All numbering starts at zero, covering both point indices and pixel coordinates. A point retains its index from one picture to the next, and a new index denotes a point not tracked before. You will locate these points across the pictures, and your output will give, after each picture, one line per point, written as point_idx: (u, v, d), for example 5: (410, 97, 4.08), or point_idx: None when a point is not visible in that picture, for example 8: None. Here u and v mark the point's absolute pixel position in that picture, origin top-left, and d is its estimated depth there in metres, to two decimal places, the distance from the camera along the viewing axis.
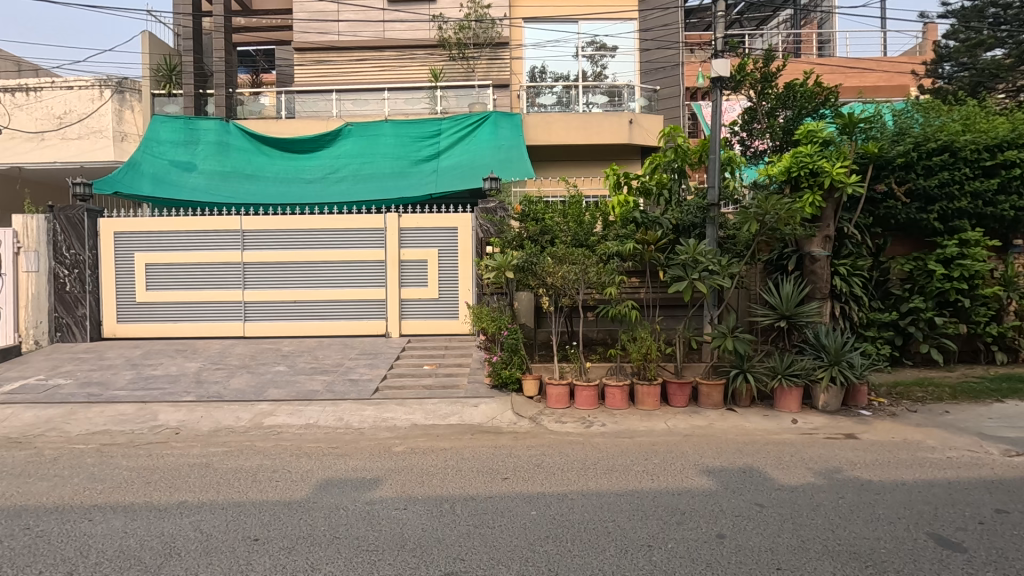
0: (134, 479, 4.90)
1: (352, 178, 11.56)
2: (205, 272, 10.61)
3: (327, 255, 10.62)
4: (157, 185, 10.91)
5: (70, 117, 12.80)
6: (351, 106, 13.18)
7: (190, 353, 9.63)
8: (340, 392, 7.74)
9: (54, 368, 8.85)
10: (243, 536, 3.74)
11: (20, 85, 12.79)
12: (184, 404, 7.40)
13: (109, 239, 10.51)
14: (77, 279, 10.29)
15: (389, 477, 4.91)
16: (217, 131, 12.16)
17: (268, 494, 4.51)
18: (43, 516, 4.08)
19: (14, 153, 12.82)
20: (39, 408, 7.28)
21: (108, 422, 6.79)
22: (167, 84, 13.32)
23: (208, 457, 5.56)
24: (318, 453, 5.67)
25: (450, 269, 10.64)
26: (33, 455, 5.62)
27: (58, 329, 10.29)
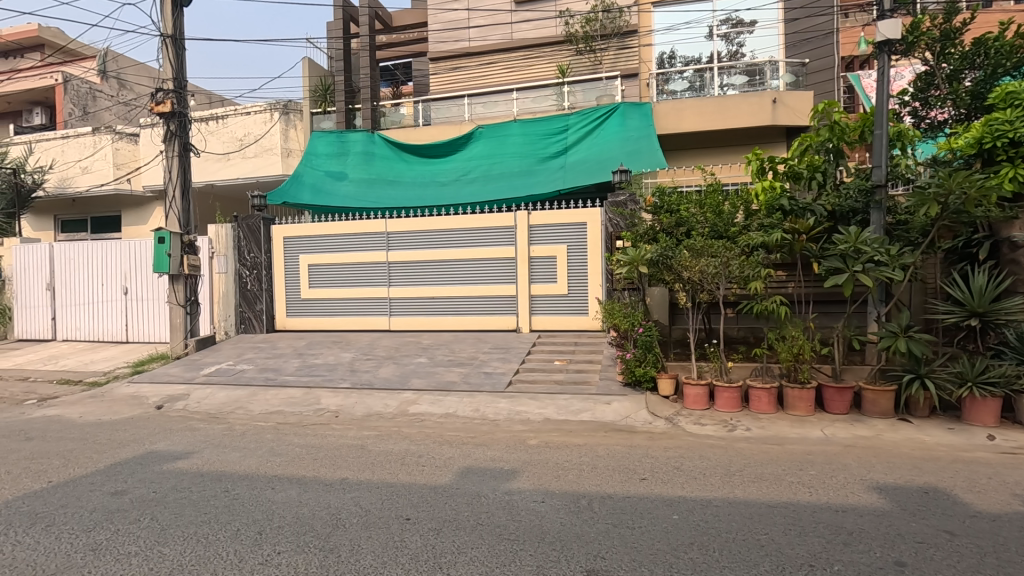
0: (304, 455, 5.55)
1: (482, 178, 11.97)
2: (357, 271, 11.69)
3: (461, 253, 11.15)
4: (316, 194, 12.22)
5: (249, 139, 14.80)
6: (482, 110, 13.64)
7: (344, 345, 10.65)
8: (476, 384, 8.08)
9: (239, 355, 10.33)
10: (397, 515, 4.05)
11: (212, 115, 15.10)
12: (341, 389, 8.24)
13: (280, 243, 12.03)
14: (255, 278, 11.85)
15: (526, 470, 5.01)
16: (364, 142, 13.31)
17: (416, 478, 4.84)
18: (236, 481, 4.78)
19: (208, 172, 15.13)
20: (229, 388, 8.56)
21: (282, 403, 7.77)
22: (323, 102, 14.90)
23: (362, 439, 6.11)
24: (458, 441, 5.96)
25: (579, 264, 10.61)
26: (227, 429, 6.62)
27: (242, 321, 11.93)
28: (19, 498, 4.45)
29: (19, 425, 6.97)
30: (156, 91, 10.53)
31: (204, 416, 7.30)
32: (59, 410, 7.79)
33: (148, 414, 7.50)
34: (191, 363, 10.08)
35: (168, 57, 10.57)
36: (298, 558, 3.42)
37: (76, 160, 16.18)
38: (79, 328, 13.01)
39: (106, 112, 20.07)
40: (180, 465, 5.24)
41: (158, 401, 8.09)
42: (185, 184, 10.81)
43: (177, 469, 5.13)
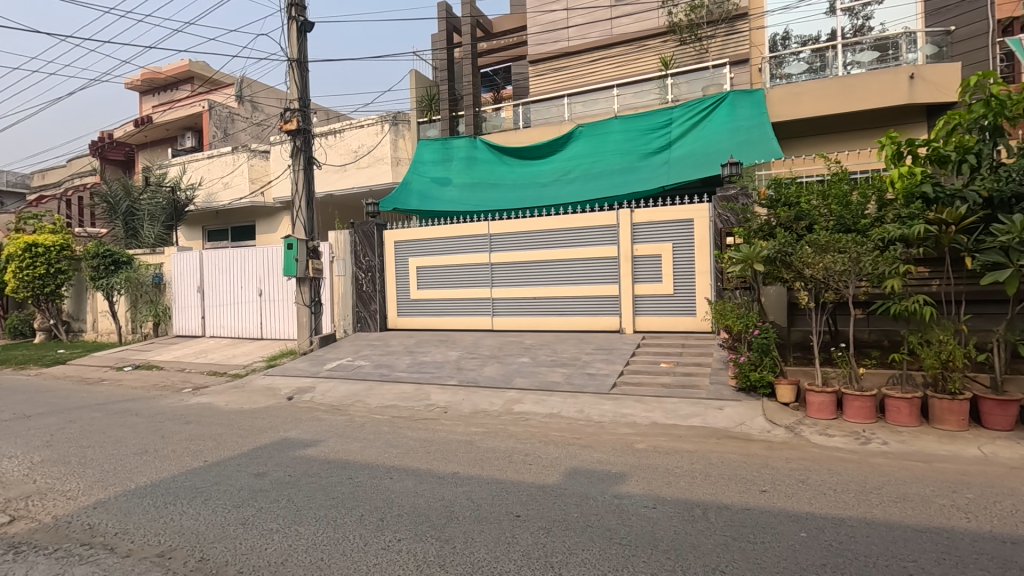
0: (418, 448, 5.83)
1: (583, 178, 11.88)
2: (462, 273, 12.11)
3: (562, 254, 11.16)
4: (423, 200, 12.81)
5: (362, 150, 15.87)
6: (582, 108, 13.57)
7: (451, 343, 11.07)
8: (579, 385, 8.03)
9: (356, 352, 11.10)
10: (507, 511, 4.12)
11: (330, 130, 16.37)
12: (450, 387, 8.57)
13: (392, 247, 12.77)
14: (370, 280, 12.68)
15: (635, 474, 4.89)
16: (467, 147, 13.72)
17: (524, 476, 4.90)
18: (359, 469, 5.13)
19: (327, 183, 16.45)
20: (349, 383, 9.22)
21: (396, 397, 8.24)
22: (428, 111, 15.58)
23: (471, 435, 6.31)
24: (563, 441, 5.96)
25: (685, 263, 10.22)
26: (348, 420, 7.13)
27: (359, 320, 12.77)
28: (183, 474, 5.10)
29: (179, 410, 8.00)
30: (285, 111, 11.60)
31: (328, 408, 7.93)
32: (210, 398, 8.84)
33: (281, 404, 8.28)
34: (315, 358, 10.99)
35: (295, 79, 11.61)
36: (417, 546, 3.59)
37: (220, 177, 18.28)
38: (224, 326, 14.66)
39: (242, 133, 22.53)
40: (310, 452, 5.73)
41: (288, 392, 8.91)
42: (309, 195, 11.81)
43: (307, 456, 5.61)
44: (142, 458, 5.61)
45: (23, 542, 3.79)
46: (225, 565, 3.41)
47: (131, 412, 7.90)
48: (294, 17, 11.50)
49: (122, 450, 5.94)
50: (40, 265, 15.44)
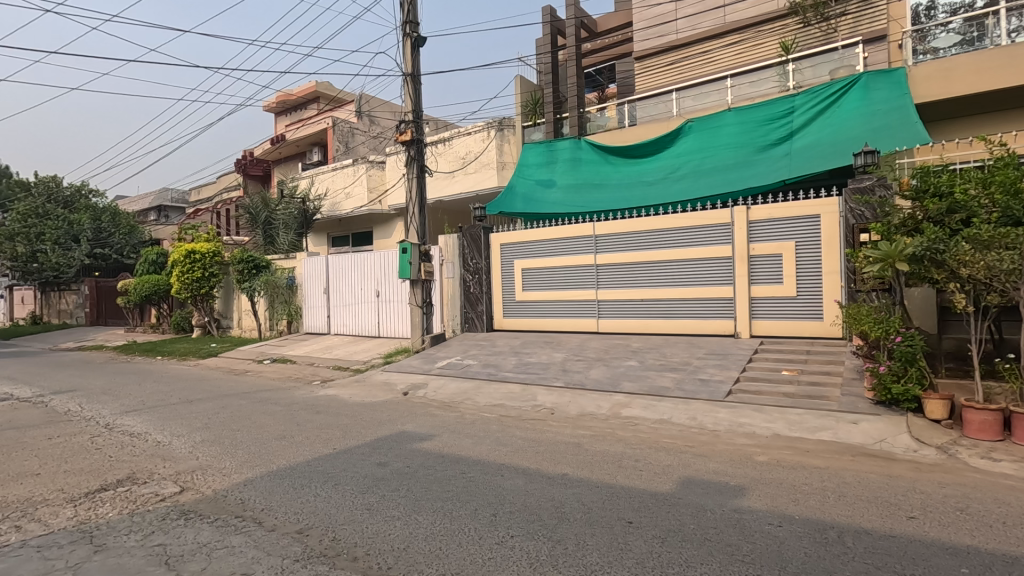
0: (527, 447, 5.91)
1: (692, 175, 11.35)
2: (567, 275, 12.10)
3: (671, 254, 10.77)
4: (528, 203, 13.04)
5: (470, 156, 16.43)
6: (691, 103, 12.99)
7: (556, 345, 11.10)
8: (691, 391, 7.69)
9: (465, 351, 11.50)
10: (619, 517, 4.04)
11: (440, 139, 17.13)
12: (556, 388, 8.59)
13: (498, 249, 13.08)
14: (477, 282, 13.09)
15: (757, 488, 4.57)
16: (571, 149, 13.67)
17: (636, 482, 4.78)
18: (471, 465, 5.31)
19: (438, 189, 17.24)
20: (459, 381, 9.57)
21: (504, 397, 8.42)
22: (533, 115, 15.73)
23: (578, 437, 6.28)
24: (676, 449, 5.73)
25: (810, 263, 9.44)
26: (459, 417, 7.40)
27: (467, 321, 13.20)
28: (315, 459, 5.59)
29: (311, 400, 8.78)
30: (400, 123, 12.33)
31: (440, 404, 8.29)
32: (336, 391, 9.62)
33: (397, 399, 8.80)
34: (427, 356, 11.55)
35: (409, 91, 12.29)
36: (530, 544, 3.63)
37: (343, 188, 19.83)
38: (346, 324, 15.87)
39: (362, 146, 24.31)
40: (425, 445, 6.03)
41: (404, 388, 9.45)
42: (421, 201, 12.42)
43: (423, 449, 5.91)
44: (282, 443, 6.22)
45: (190, 510, 4.36)
46: (354, 546, 3.68)
47: (271, 400, 8.81)
48: (409, 33, 12.18)
49: (265, 434, 6.64)
50: (197, 269, 17.78)
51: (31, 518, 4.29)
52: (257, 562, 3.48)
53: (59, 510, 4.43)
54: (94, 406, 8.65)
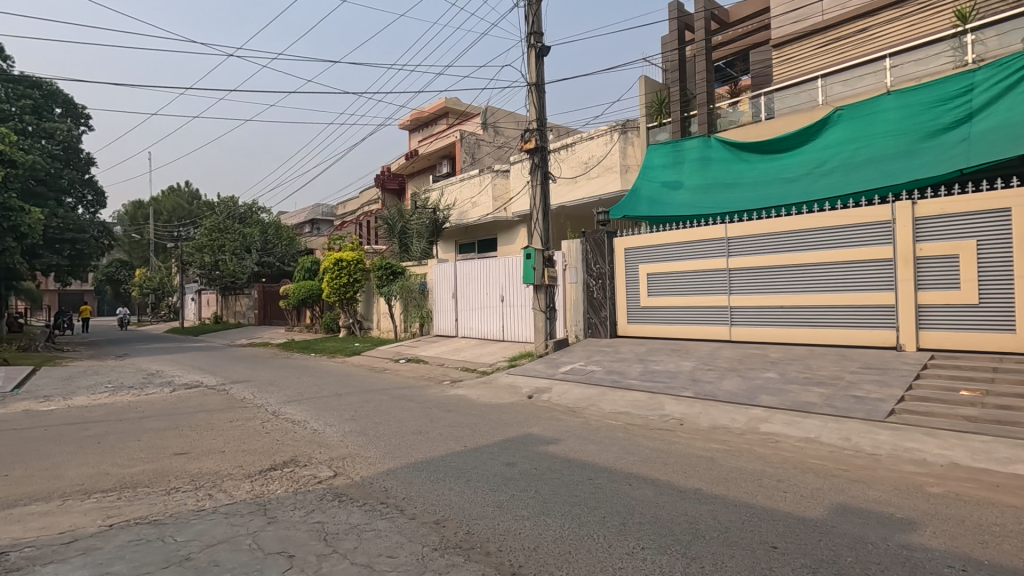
0: (656, 458, 5.71)
1: (842, 169, 10.24)
2: (697, 279, 11.57)
3: (818, 256, 9.89)
4: (653, 206, 12.66)
5: (593, 161, 16.38)
6: (842, 88, 11.75)
7: (684, 353, 10.63)
8: (844, 408, 6.90)
9: (588, 357, 11.44)
10: (762, 540, 3.75)
11: (563, 145, 17.29)
12: (685, 398, 8.21)
13: (622, 254, 12.85)
14: (601, 287, 12.89)
15: (931, 523, 3.98)
16: (700, 147, 12.99)
17: (779, 504, 4.41)
18: (598, 471, 5.26)
19: (561, 195, 17.40)
20: (583, 386, 9.54)
21: (629, 405, 8.23)
22: (658, 116, 15.23)
23: (711, 451, 5.94)
24: (826, 471, 5.19)
25: (997, 265, 8.13)
26: (584, 422, 7.37)
27: (589, 326, 13.09)
28: (448, 455, 5.90)
29: (442, 399, 9.30)
30: (525, 132, 12.63)
31: (564, 409, 8.33)
32: (465, 391, 10.09)
33: (523, 401, 9.00)
34: (551, 361, 11.66)
35: (533, 101, 12.54)
36: (662, 558, 3.50)
37: (470, 197, 20.80)
38: (472, 328, 16.56)
39: (487, 156, 25.32)
40: (551, 449, 6.09)
41: (528, 391, 9.63)
42: (545, 208, 12.61)
43: (549, 452, 5.97)
44: (418, 437, 6.66)
45: (342, 494, 4.82)
46: (487, 542, 3.82)
47: (407, 397, 9.47)
48: (534, 44, 12.47)
49: (403, 429, 7.15)
50: (344, 275, 19.72)
51: (220, 489, 5.03)
52: (401, 547, 3.75)
53: (240, 484, 5.14)
54: (264, 395, 9.93)
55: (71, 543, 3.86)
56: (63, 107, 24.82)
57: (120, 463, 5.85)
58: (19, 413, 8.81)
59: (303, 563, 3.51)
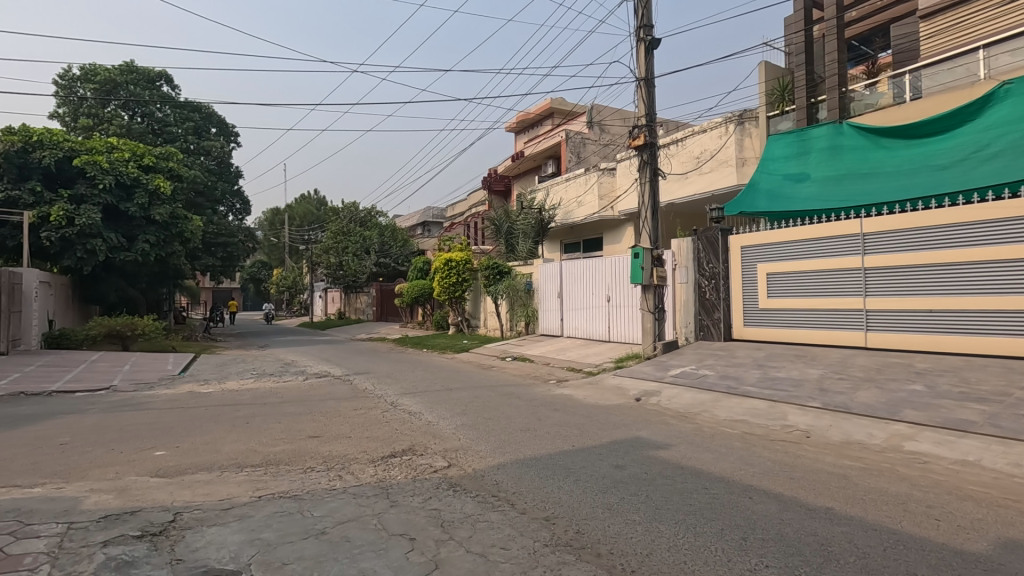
0: (779, 471, 5.32)
1: (1010, 151, 8.85)
2: (825, 280, 10.60)
3: (977, 254, 8.67)
4: (773, 201, 11.81)
5: (705, 155, 15.61)
6: (1010, 59, 10.19)
7: (810, 360, 9.79)
8: (1012, 430, 5.96)
9: (700, 360, 10.91)
10: (908, 571, 3.35)
11: (673, 140, 16.69)
12: (812, 409, 7.56)
13: (738, 252, 12.09)
14: (714, 288, 12.23)
15: None
16: (830, 135, 11.96)
17: (930, 533, 3.91)
18: (714, 481, 5.01)
19: (670, 192, 16.79)
20: (695, 391, 9.12)
21: (747, 413, 7.75)
22: (780, 103, 14.17)
23: (843, 468, 5.41)
24: (989, 501, 4.52)
25: None
26: (697, 429, 7.06)
27: (701, 329, 12.47)
28: (557, 453, 5.94)
29: (549, 398, 9.38)
30: (634, 128, 12.35)
31: (675, 414, 8.02)
32: (571, 391, 10.09)
33: (630, 404, 8.80)
34: (660, 364, 11.29)
35: (642, 96, 12.22)
36: None
37: (575, 197, 20.73)
38: (578, 327, 16.49)
39: (593, 155, 25.08)
40: (662, 454, 5.90)
41: (636, 393, 9.41)
42: (654, 205, 12.24)
43: (660, 457, 5.79)
44: (526, 435, 6.76)
45: (457, 484, 5.04)
46: (598, 543, 3.79)
47: (514, 395, 9.66)
48: (643, 37, 12.14)
49: (512, 425, 7.31)
50: (454, 275, 20.54)
51: (347, 471, 5.47)
52: (512, 540, 3.83)
53: (364, 468, 5.55)
54: (383, 387, 10.63)
55: (229, 509, 4.41)
56: (217, 127, 28.36)
57: (265, 442, 6.58)
58: (186, 394, 10.22)
59: (422, 546, 3.72)
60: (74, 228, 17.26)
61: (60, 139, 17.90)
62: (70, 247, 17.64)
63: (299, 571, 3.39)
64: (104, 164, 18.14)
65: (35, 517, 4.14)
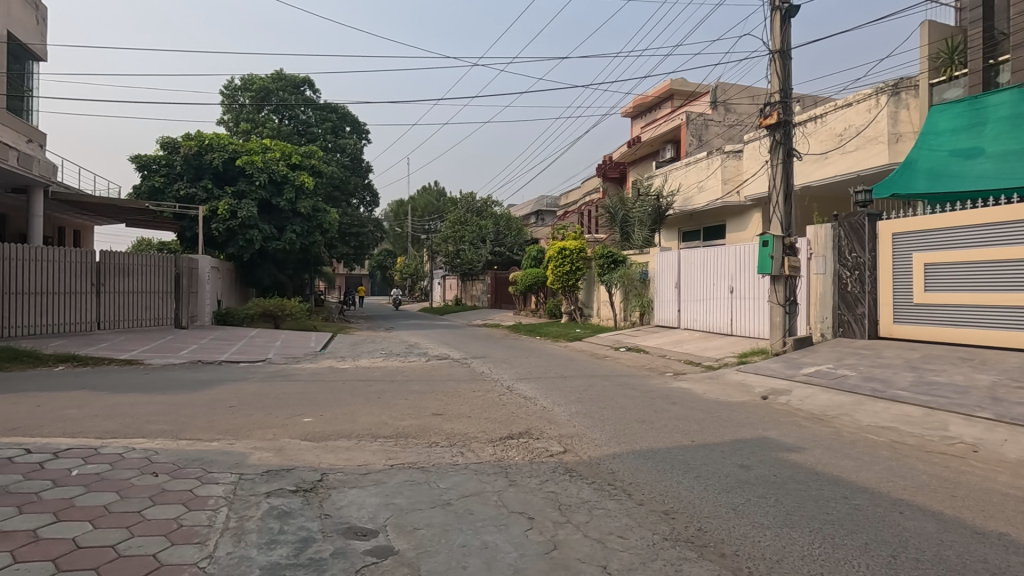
0: (937, 487, 4.71)
1: None
2: (1002, 272, 9.11)
3: None
4: (934, 180, 10.40)
5: (849, 132, 14.05)
6: None
7: (978, 364, 8.49)
8: None
9: (839, 359, 9.92)
10: None
11: (811, 117, 15.25)
12: (980, 420, 6.58)
13: (889, 240, 10.74)
14: (857, 280, 11.04)
15: None
16: (1013, 102, 10.28)
17: None
18: (856, 491, 4.57)
19: (807, 174, 15.38)
20: (832, 393, 8.32)
21: (897, 420, 6.93)
22: (948, 68, 12.51)
23: (1022, 490, 4.65)
24: None
25: None
26: (835, 433, 6.45)
27: (840, 325, 11.31)
28: (676, 448, 5.76)
29: (666, 390, 9.10)
30: (765, 106, 11.44)
31: (809, 415, 7.40)
32: (689, 384, 9.71)
33: (756, 402, 8.26)
34: (790, 361, 10.44)
35: (776, 70, 11.27)
36: None
37: (696, 182, 19.71)
38: (697, 319, 15.75)
39: (716, 137, 23.68)
40: (793, 457, 5.49)
41: (763, 391, 8.80)
42: (788, 189, 11.29)
43: (792, 461, 5.38)
44: (643, 426, 6.63)
45: (573, 469, 5.10)
46: (722, 543, 3.63)
47: (629, 386, 9.50)
48: (779, 5, 11.16)
49: (627, 416, 7.20)
50: (567, 263, 20.55)
51: (468, 449, 5.76)
52: (631, 530, 3.81)
53: (484, 447, 5.80)
54: (498, 371, 11.00)
55: (366, 474, 4.85)
56: (352, 125, 30.73)
57: (394, 416, 7.11)
58: (326, 369, 11.37)
59: (541, 526, 3.82)
60: (236, 220, 19.91)
61: (226, 143, 20.58)
62: (233, 237, 20.31)
63: (428, 536, 3.65)
64: (260, 163, 20.54)
65: (215, 466, 4.88)
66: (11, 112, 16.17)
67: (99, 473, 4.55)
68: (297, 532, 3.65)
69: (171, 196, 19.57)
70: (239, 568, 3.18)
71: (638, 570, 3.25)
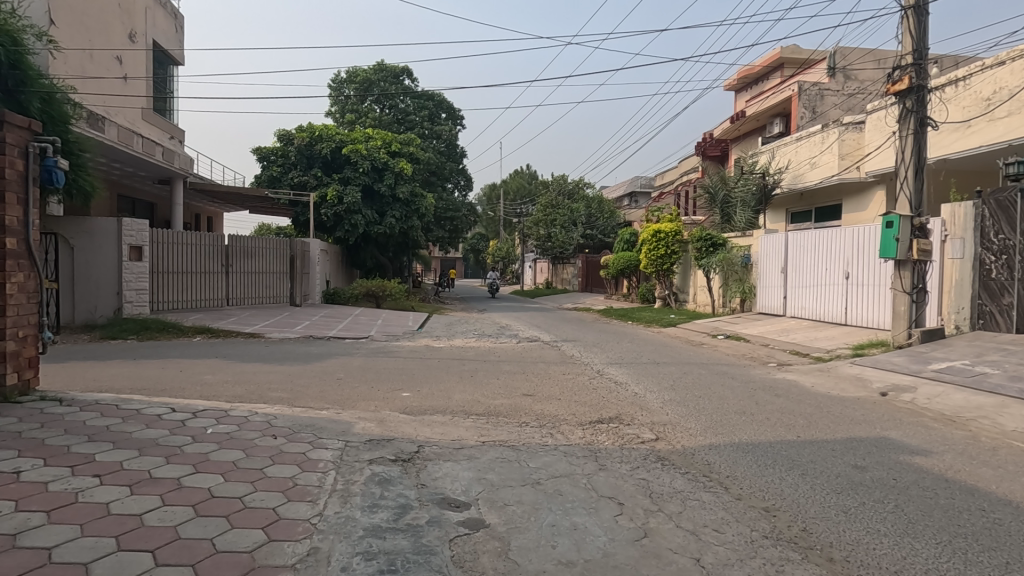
0: None
1: None
2: None
3: None
4: None
5: (1000, 95, 12.21)
6: None
7: None
8: None
9: (978, 355, 8.77)
10: None
11: (951, 80, 13.46)
12: None
13: None
14: (1004, 265, 9.62)
15: None
16: None
17: None
18: (995, 504, 4.04)
19: (944, 146, 13.64)
20: (970, 392, 7.38)
21: None
22: None
23: None
24: None
25: None
26: (971, 438, 5.74)
27: (980, 316, 9.99)
28: (780, 443, 5.41)
29: (768, 381, 8.58)
30: (893, 70, 10.20)
31: (938, 416, 6.64)
32: (795, 376, 9.07)
33: (873, 398, 7.55)
34: (916, 354, 9.41)
35: (908, 28, 10.00)
36: None
37: (808, 158, 18.17)
38: (806, 308, 14.63)
39: (833, 108, 21.65)
40: (918, 461, 4.95)
41: (882, 387, 8.02)
42: (920, 163, 10.06)
43: (917, 464, 4.87)
44: (742, 418, 6.31)
45: (665, 458, 4.96)
46: (830, 547, 3.37)
47: (727, 374, 9.07)
48: None
49: (725, 406, 6.88)
50: (662, 246, 19.88)
51: (559, 430, 5.79)
52: (728, 524, 3.64)
53: (574, 430, 5.79)
54: (589, 355, 10.94)
55: (459, 449, 5.04)
56: (447, 112, 31.46)
57: (487, 395, 7.31)
58: (423, 347, 11.92)
59: (631, 512, 3.77)
60: (343, 206, 21.31)
61: (334, 133, 21.95)
62: (340, 221, 21.75)
63: (519, 513, 3.72)
64: (363, 151, 21.73)
65: (325, 433, 5.29)
66: (157, 113, 18.31)
67: (228, 432, 5.10)
68: (396, 499, 3.87)
69: (286, 184, 21.26)
70: (345, 527, 3.44)
71: (734, 566, 3.11)
